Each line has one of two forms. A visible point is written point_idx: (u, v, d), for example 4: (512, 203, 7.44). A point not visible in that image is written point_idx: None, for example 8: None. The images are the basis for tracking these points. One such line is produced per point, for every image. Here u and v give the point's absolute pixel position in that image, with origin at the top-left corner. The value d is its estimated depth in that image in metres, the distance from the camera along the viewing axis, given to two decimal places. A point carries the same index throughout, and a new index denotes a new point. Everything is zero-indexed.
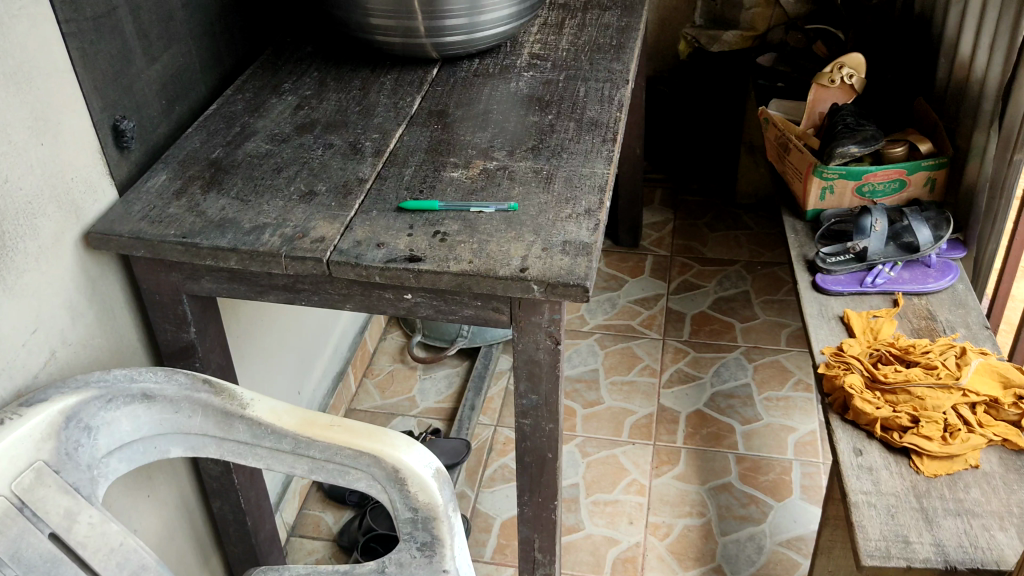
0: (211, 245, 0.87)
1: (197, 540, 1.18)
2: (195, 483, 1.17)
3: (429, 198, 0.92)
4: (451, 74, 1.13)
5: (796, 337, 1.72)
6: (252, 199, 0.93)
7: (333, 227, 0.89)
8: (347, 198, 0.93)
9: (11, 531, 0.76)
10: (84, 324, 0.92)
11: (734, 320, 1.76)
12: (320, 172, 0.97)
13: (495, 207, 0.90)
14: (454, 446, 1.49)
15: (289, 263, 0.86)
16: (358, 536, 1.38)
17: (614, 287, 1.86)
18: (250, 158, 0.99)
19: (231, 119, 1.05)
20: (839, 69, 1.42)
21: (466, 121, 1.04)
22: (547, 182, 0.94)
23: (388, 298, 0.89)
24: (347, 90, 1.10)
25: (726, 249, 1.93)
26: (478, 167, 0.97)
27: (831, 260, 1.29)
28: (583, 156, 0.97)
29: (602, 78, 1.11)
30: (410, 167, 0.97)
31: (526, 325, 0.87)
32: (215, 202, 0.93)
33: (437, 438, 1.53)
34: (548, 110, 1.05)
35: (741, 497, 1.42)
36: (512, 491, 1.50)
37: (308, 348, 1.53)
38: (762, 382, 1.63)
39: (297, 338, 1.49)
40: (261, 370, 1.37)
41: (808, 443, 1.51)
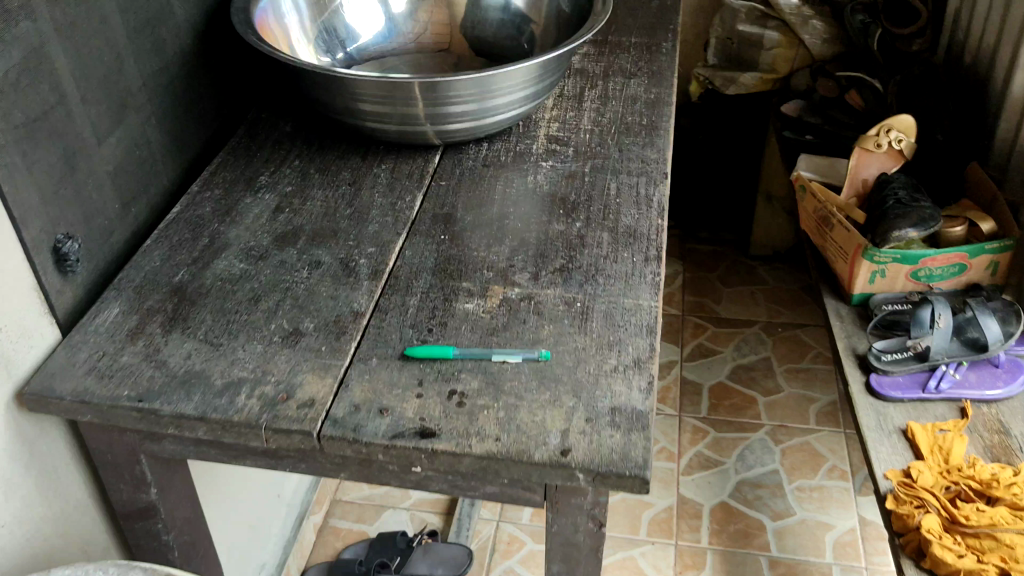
0: (173, 412, 0.69)
1: None
2: None
3: (442, 343, 0.76)
4: (456, 163, 0.97)
5: (826, 414, 1.59)
6: (224, 341, 0.76)
7: (325, 382, 0.73)
8: (340, 340, 0.76)
9: None
10: (21, 497, 0.75)
11: (755, 393, 1.63)
12: (306, 302, 0.80)
13: (523, 357, 0.74)
14: (453, 553, 1.35)
15: (270, 436, 0.69)
16: None
17: None
18: (221, 281, 0.82)
19: (196, 227, 0.88)
20: (886, 133, 1.30)
21: (478, 231, 0.88)
22: (582, 320, 0.78)
23: (392, 470, 0.72)
24: (334, 184, 0.94)
25: (743, 307, 1.79)
26: (497, 295, 0.81)
27: (887, 358, 1.19)
28: (622, 283, 0.82)
29: (635, 170, 0.95)
30: (415, 296, 0.81)
31: (564, 508, 0.71)
32: (179, 347, 0.75)
33: (434, 541, 1.38)
34: (574, 215, 0.90)
35: None
36: None
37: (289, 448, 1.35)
38: (793, 468, 1.51)
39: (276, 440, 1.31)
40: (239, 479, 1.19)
41: (848, 543, 1.39)
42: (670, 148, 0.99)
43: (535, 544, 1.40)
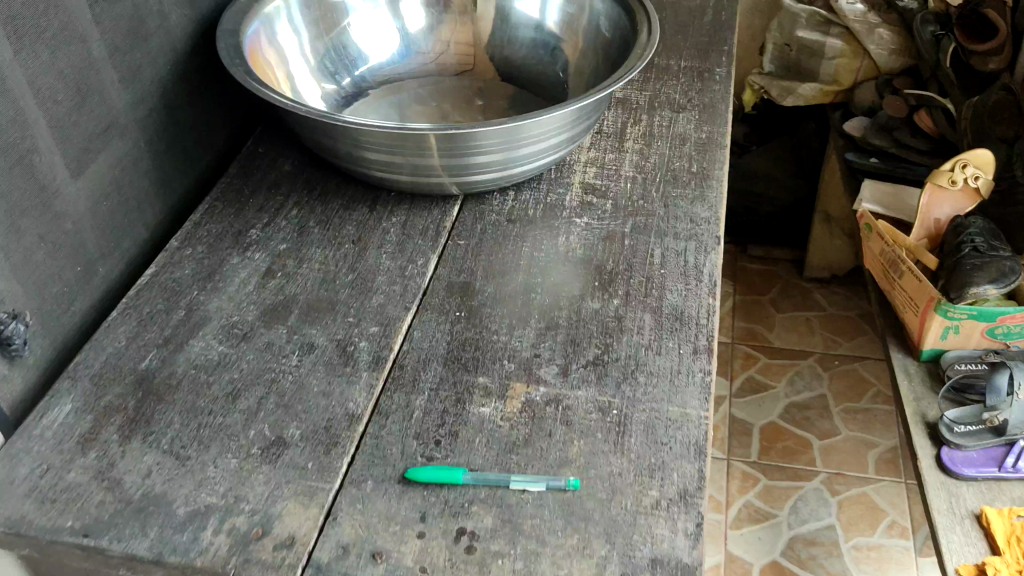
0: (124, 554, 0.59)
1: None
2: None
3: (454, 463, 0.64)
4: (476, 219, 0.84)
5: (885, 461, 1.51)
6: (192, 455, 0.65)
7: (307, 516, 0.61)
8: (329, 455, 0.65)
9: None
10: None
11: (811, 436, 1.55)
12: (292, 400, 0.68)
13: (544, 487, 0.62)
14: None
15: None
16: None
17: None
18: (194, 370, 0.70)
19: (172, 294, 0.76)
20: (963, 170, 1.17)
21: (500, 307, 0.75)
22: (618, 434, 0.65)
23: None
24: (336, 242, 0.82)
25: (797, 337, 1.73)
26: (519, 395, 0.68)
27: (961, 428, 1.07)
28: (667, 384, 0.69)
29: (684, 232, 0.82)
30: (422, 393, 0.69)
31: None
32: (138, 462, 0.64)
33: None
34: (612, 289, 0.76)
35: None
36: None
37: None
38: (849, 524, 1.41)
39: None
40: None
41: None
42: (724, 204, 0.85)
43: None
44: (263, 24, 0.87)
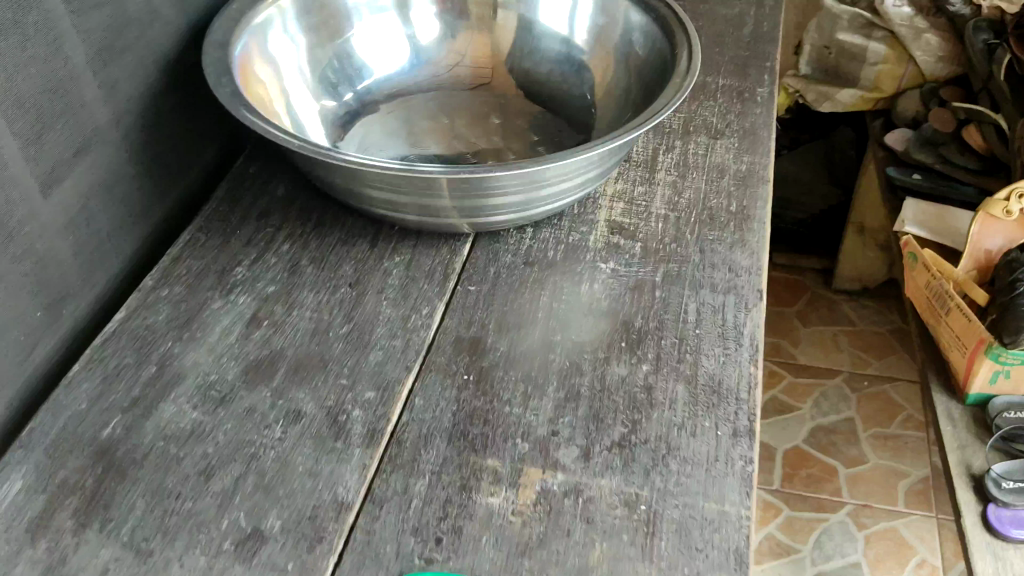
0: None
1: None
2: None
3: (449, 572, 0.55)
4: (489, 262, 0.75)
5: (915, 492, 1.42)
6: (154, 548, 0.56)
7: None
8: (313, 553, 0.56)
9: None
10: None
11: (837, 463, 1.46)
12: (274, 482, 0.59)
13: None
14: None
15: None
16: None
17: None
18: (163, 442, 0.61)
19: (143, 345, 0.68)
20: (1016, 200, 1.05)
21: (513, 371, 0.66)
22: (646, 536, 0.57)
23: None
24: (331, 285, 0.73)
25: (823, 354, 1.64)
26: (533, 483, 0.60)
27: (1009, 484, 0.99)
28: (703, 474, 0.60)
29: (721, 283, 0.72)
30: (423, 477, 0.60)
31: None
32: (93, 554, 0.56)
33: None
34: (641, 352, 0.68)
35: None
36: None
37: None
38: (876, 561, 1.33)
39: None
40: None
41: None
42: (766, 252, 0.75)
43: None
44: (253, 37, 0.78)
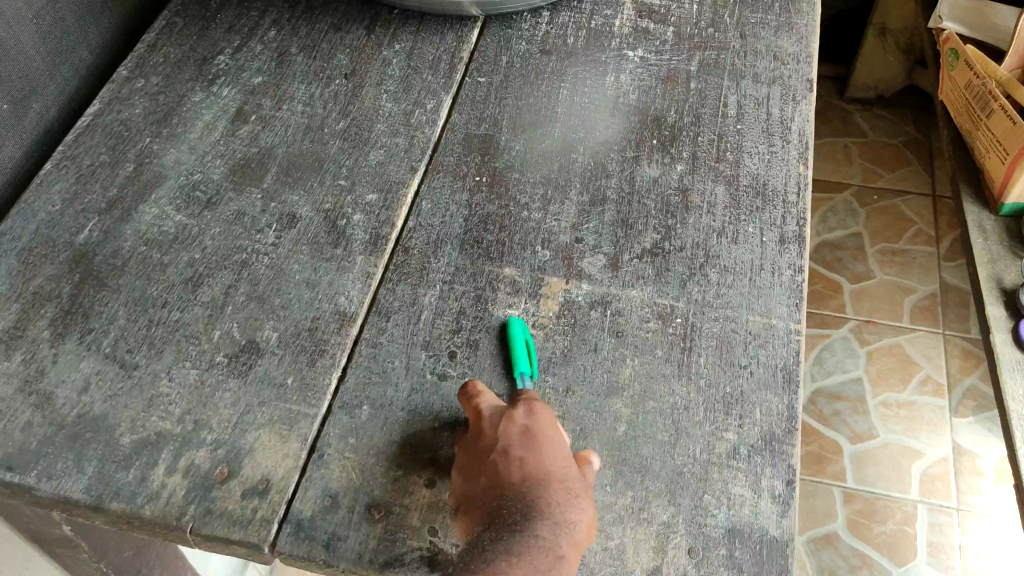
0: (54, 496, 0.46)
1: None
2: None
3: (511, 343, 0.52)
4: (503, 48, 0.67)
5: (923, 309, 1.35)
6: (141, 363, 0.51)
7: (287, 450, 0.48)
8: (315, 368, 0.51)
9: None
10: None
11: (841, 279, 1.39)
12: (268, 292, 0.54)
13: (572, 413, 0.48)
14: None
15: (200, 542, 0.46)
16: None
17: None
18: (145, 248, 0.55)
19: (118, 142, 0.60)
20: None
21: (531, 173, 0.59)
22: (683, 352, 0.51)
23: None
24: (325, 76, 0.65)
25: (834, 167, 1.53)
26: (556, 294, 0.54)
27: None
28: (746, 284, 0.54)
29: (765, 75, 0.65)
30: (434, 287, 0.54)
31: None
32: (73, 370, 0.50)
33: None
34: (675, 150, 0.61)
35: (849, 557, 1.12)
36: None
37: None
38: (879, 378, 1.28)
39: None
40: None
41: (937, 477, 1.18)
42: (815, 36, 0.68)
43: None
44: None
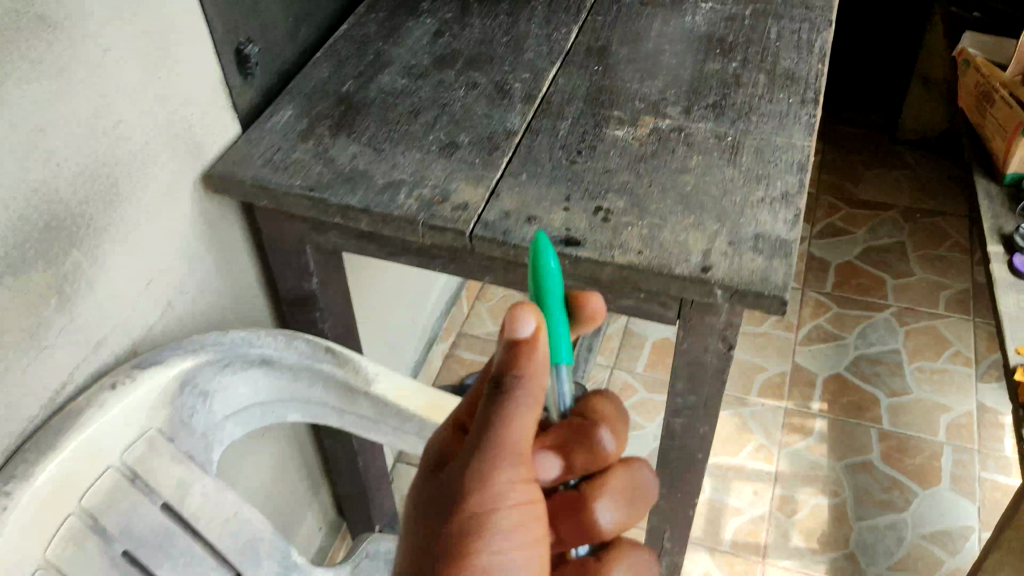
0: (339, 203, 0.76)
1: (309, 474, 1.18)
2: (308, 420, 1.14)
3: (545, 299, 0.52)
4: (615, 3, 0.99)
5: (956, 301, 1.59)
6: (385, 147, 0.82)
7: (477, 191, 0.77)
8: (493, 155, 0.80)
9: (121, 503, 0.72)
10: (203, 271, 0.85)
11: (886, 276, 1.65)
12: (462, 120, 0.84)
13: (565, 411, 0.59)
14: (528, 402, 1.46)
15: (425, 233, 0.75)
16: None
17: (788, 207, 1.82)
18: (385, 95, 0.87)
19: (362, 46, 0.94)
20: None
21: (633, 63, 0.90)
22: (730, 152, 0.79)
23: (534, 277, 0.77)
24: (494, 14, 0.97)
25: (885, 191, 1.83)
26: (648, 125, 0.82)
27: None
28: (774, 122, 0.82)
29: (798, 17, 0.95)
30: (566, 120, 0.84)
31: (698, 326, 0.75)
32: (345, 148, 0.82)
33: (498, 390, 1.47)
34: (731, 56, 0.90)
35: (882, 481, 1.32)
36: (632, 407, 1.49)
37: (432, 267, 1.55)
38: (914, 351, 1.51)
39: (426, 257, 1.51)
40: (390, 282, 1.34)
41: (963, 425, 1.38)
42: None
43: (654, 394, 1.51)
44: None
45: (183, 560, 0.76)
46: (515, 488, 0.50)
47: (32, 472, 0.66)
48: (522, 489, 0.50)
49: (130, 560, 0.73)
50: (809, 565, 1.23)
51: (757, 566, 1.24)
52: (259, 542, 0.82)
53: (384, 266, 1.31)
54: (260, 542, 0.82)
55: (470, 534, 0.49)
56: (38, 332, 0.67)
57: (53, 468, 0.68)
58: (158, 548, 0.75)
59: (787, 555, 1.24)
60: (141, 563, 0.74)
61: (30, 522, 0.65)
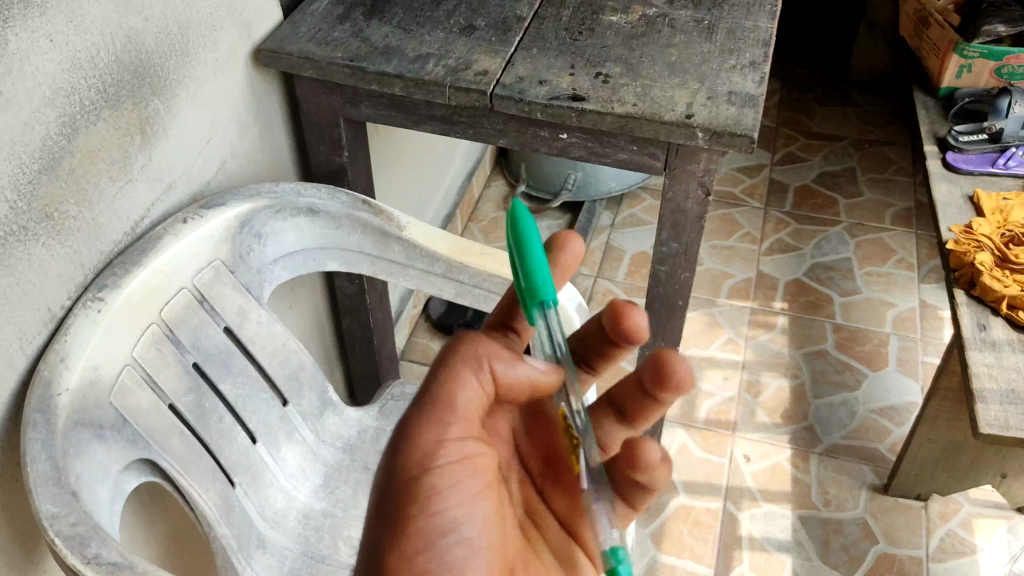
0: (377, 71, 0.88)
1: (326, 352, 1.30)
2: (328, 300, 1.27)
3: (532, 264, 0.53)
4: None
5: (901, 216, 1.76)
6: (413, 28, 0.94)
7: (495, 61, 0.90)
8: (507, 35, 0.94)
9: (193, 321, 0.82)
10: (250, 139, 0.97)
11: (838, 196, 1.81)
12: (478, 8, 0.98)
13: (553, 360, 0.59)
14: None
15: (452, 94, 0.87)
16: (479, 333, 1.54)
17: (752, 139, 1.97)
18: None
19: None
20: None
21: None
22: (707, 32, 0.94)
23: (543, 136, 0.91)
24: None
25: (836, 124, 2.00)
26: (637, 12, 0.97)
27: (964, 139, 1.29)
28: (743, 11, 0.97)
29: None
30: (568, 9, 0.98)
31: (681, 173, 0.88)
32: (378, 29, 0.94)
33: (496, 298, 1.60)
34: None
35: (835, 364, 1.47)
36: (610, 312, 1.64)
37: (431, 182, 1.69)
38: (865, 258, 1.67)
39: (427, 171, 1.65)
40: (393, 184, 1.48)
41: (908, 318, 1.54)
42: None
43: (633, 297, 1.66)
44: None
45: (241, 379, 0.87)
46: (459, 443, 0.56)
47: (120, 278, 0.75)
48: (464, 442, 0.56)
49: (200, 373, 0.83)
50: (773, 437, 1.36)
51: (728, 439, 1.35)
52: (301, 372, 0.93)
53: (390, 169, 1.45)
54: (302, 373, 0.93)
55: (410, 477, 0.54)
56: (128, 161, 0.79)
57: (142, 277, 0.77)
58: (221, 365, 0.85)
59: (754, 430, 1.37)
60: (208, 375, 0.84)
61: (120, 319, 0.74)
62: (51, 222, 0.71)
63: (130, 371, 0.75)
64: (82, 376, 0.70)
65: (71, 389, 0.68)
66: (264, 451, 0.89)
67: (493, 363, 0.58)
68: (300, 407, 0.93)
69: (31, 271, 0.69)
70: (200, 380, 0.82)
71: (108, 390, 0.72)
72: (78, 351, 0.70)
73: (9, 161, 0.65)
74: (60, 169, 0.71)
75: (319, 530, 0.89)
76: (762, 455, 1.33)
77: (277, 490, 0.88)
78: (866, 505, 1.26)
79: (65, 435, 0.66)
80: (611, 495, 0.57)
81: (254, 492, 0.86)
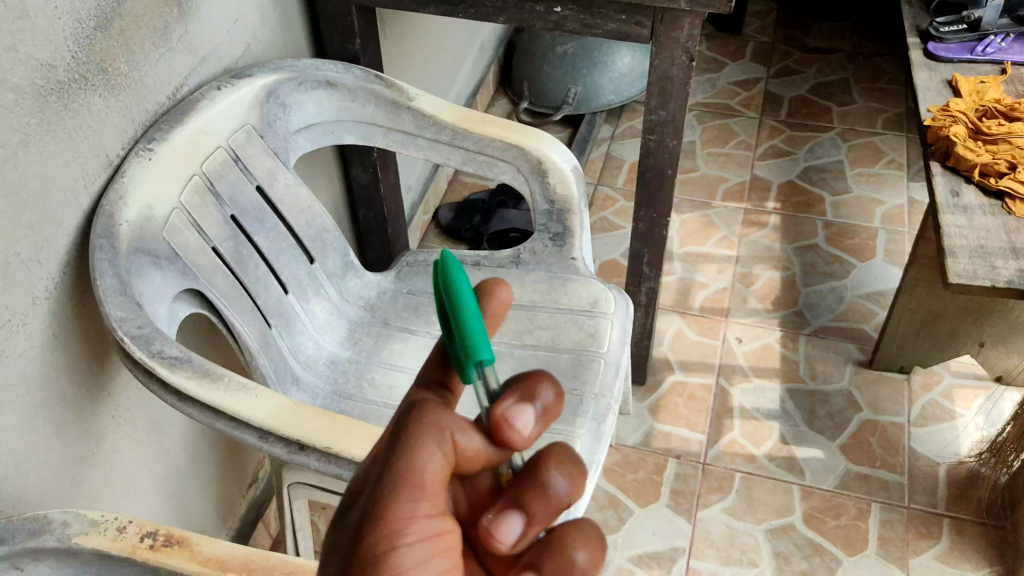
0: None
1: None
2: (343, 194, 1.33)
3: (467, 324, 0.38)
4: None
5: (891, 122, 1.82)
6: None
7: None
8: None
9: (230, 177, 0.86)
10: (270, 25, 1.03)
11: (831, 105, 1.87)
12: None
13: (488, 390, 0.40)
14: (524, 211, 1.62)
15: None
16: (483, 233, 1.59)
17: (748, 55, 2.03)
18: None
19: None
20: None
21: None
22: None
23: (539, 11, 0.97)
24: None
25: (831, 38, 2.05)
26: None
27: (945, 29, 1.36)
28: None
29: None
30: None
31: (666, 40, 0.94)
32: None
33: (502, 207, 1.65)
34: None
35: (826, 256, 1.55)
36: (608, 216, 1.70)
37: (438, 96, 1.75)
38: (856, 160, 1.73)
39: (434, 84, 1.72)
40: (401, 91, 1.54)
41: (896, 214, 1.61)
42: None
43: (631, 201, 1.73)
44: None
45: (274, 235, 0.91)
46: (430, 520, 0.37)
47: (166, 133, 0.79)
48: (430, 526, 0.37)
49: (237, 226, 0.88)
50: (763, 320, 1.46)
51: (721, 324, 1.46)
52: (325, 235, 0.98)
53: (398, 75, 1.52)
54: (326, 235, 0.98)
55: None
56: (167, 29, 0.83)
57: (184, 132, 0.81)
58: (255, 219, 0.89)
59: (746, 315, 1.47)
60: (244, 228, 0.88)
61: (167, 169, 0.79)
62: (105, 76, 0.75)
63: (178, 215, 0.79)
64: (139, 213, 0.75)
65: (130, 222, 0.73)
66: (294, 302, 0.94)
67: (455, 433, 0.38)
68: (325, 265, 0.99)
69: (92, 119, 0.73)
70: (237, 231, 0.87)
71: (160, 228, 0.77)
72: (133, 191, 0.75)
73: (70, 12, 0.69)
74: (111, 28, 0.75)
75: (346, 373, 0.95)
76: (754, 337, 1.44)
77: (306, 337, 0.95)
78: (852, 377, 1.37)
79: (126, 259, 0.71)
80: (546, 559, 0.38)
81: (287, 336, 0.92)
